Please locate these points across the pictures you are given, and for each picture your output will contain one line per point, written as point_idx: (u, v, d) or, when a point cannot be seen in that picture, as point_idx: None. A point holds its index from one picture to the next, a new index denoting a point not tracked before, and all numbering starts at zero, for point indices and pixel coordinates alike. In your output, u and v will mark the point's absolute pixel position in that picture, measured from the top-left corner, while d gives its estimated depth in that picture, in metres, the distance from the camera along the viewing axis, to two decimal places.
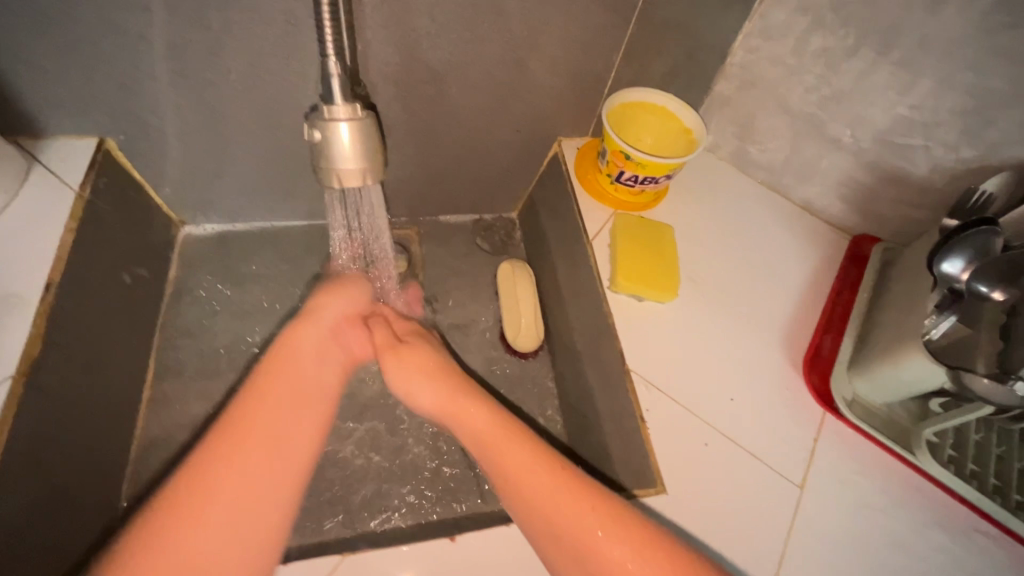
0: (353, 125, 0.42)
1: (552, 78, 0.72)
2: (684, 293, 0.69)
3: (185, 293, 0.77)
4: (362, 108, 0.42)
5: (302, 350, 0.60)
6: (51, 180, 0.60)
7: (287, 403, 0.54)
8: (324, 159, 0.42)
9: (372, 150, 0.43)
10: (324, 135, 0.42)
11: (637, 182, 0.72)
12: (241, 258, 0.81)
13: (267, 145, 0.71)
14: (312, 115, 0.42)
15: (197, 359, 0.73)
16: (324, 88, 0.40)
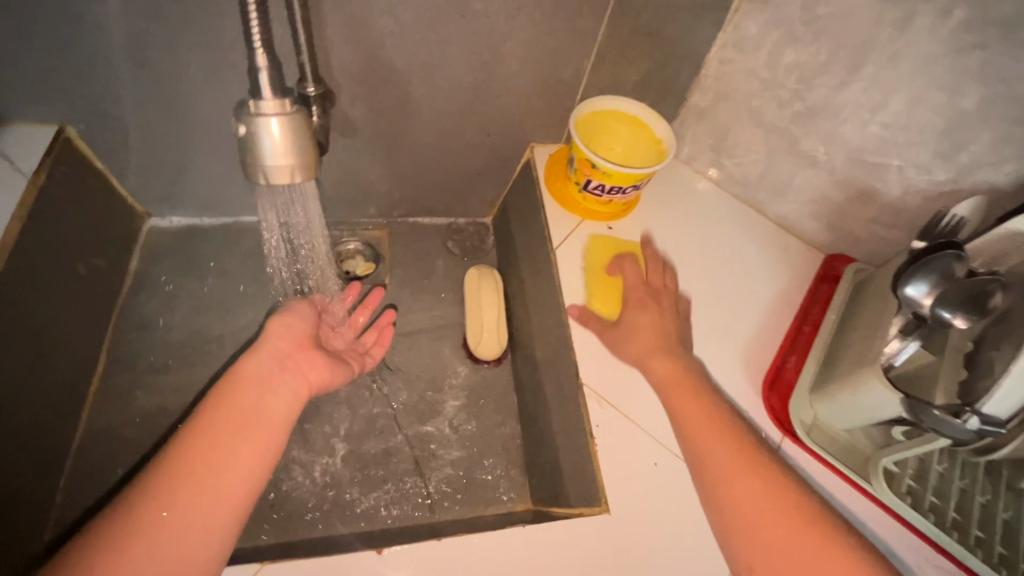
0: (283, 122, 0.40)
1: (522, 83, 0.71)
2: None
3: (146, 285, 0.77)
4: (294, 104, 0.41)
5: (252, 375, 0.51)
6: (5, 165, 0.60)
7: (240, 440, 0.47)
8: (251, 156, 0.40)
9: (303, 147, 0.42)
10: (249, 130, 0.40)
11: (603, 191, 0.70)
12: (206, 253, 0.80)
13: (231, 140, 0.70)
14: (240, 109, 0.40)
15: (150, 352, 0.72)
16: (252, 81, 0.39)
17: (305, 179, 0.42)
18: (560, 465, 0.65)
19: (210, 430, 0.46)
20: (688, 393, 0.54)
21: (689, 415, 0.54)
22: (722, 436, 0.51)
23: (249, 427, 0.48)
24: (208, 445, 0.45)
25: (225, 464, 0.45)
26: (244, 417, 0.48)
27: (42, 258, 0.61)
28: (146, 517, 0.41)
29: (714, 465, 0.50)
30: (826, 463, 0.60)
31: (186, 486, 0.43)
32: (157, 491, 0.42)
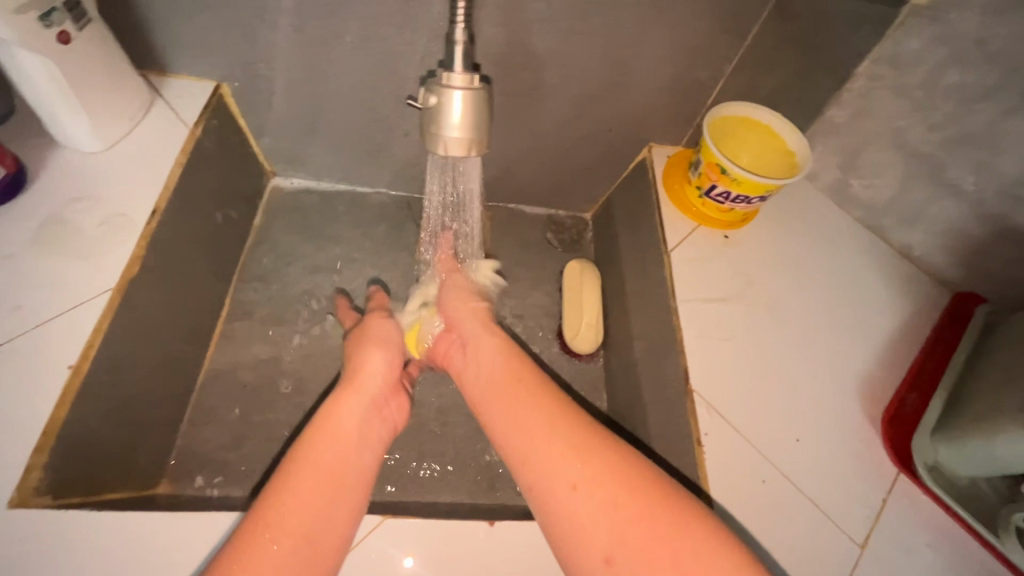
0: (468, 95, 0.42)
1: (655, 81, 0.69)
2: (760, 321, 0.66)
3: (266, 241, 0.80)
4: (479, 79, 0.42)
5: (347, 421, 0.52)
6: (169, 115, 0.64)
7: (331, 486, 0.46)
8: (435, 124, 0.43)
9: (481, 123, 0.43)
10: (437, 100, 0.42)
11: (728, 198, 0.68)
12: (322, 216, 0.84)
13: (362, 111, 0.72)
14: (431, 80, 0.43)
15: (266, 304, 0.76)
16: (448, 54, 0.41)
17: (476, 154, 0.44)
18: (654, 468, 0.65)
19: (302, 478, 0.46)
20: (504, 364, 0.57)
21: (498, 391, 0.55)
22: (536, 407, 0.50)
23: (337, 478, 0.47)
24: (301, 495, 0.45)
25: (319, 511, 0.44)
26: (331, 465, 0.48)
27: (189, 207, 0.64)
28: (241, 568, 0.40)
29: (520, 441, 0.49)
30: (945, 505, 0.58)
31: (280, 536, 0.42)
32: (250, 540, 0.41)
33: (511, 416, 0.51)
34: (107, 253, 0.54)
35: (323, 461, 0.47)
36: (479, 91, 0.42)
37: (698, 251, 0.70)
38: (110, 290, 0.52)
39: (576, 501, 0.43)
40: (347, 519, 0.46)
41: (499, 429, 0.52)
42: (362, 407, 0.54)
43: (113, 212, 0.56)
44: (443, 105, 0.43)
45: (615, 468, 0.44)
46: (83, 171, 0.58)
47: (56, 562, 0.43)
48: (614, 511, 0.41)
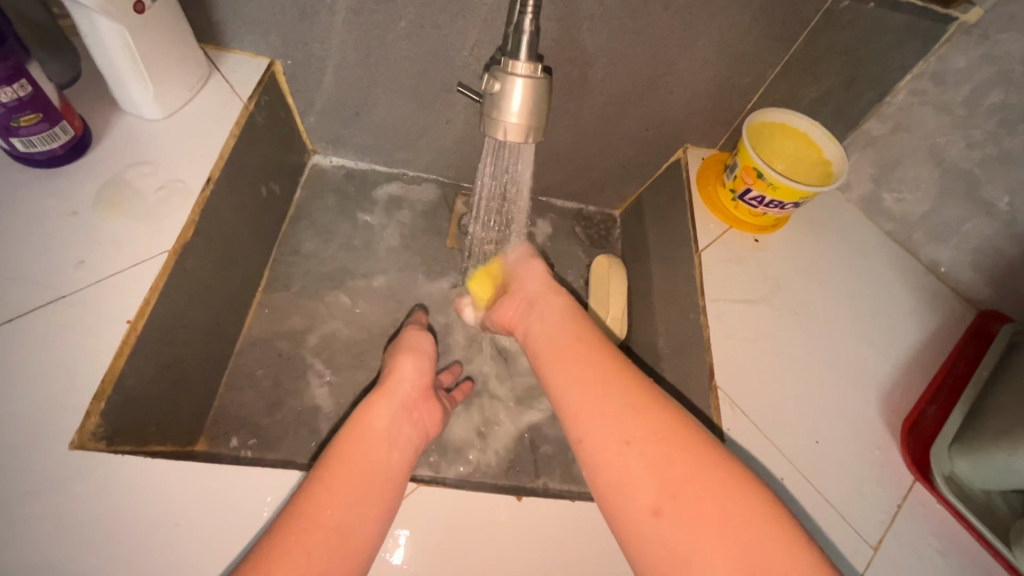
0: (529, 84, 0.44)
1: (697, 83, 0.71)
2: (786, 324, 0.67)
3: (303, 217, 0.83)
4: (541, 70, 0.45)
5: (377, 423, 0.55)
6: (225, 89, 0.66)
7: (357, 482, 0.49)
8: (495, 110, 0.45)
9: (539, 112, 0.46)
10: (500, 87, 0.45)
11: (761, 203, 0.69)
12: (359, 196, 0.86)
13: (408, 95, 0.74)
14: (494, 67, 0.45)
15: (302, 278, 0.78)
16: (512, 44, 0.44)
17: (532, 140, 0.47)
18: None
19: (333, 476, 0.49)
20: (568, 325, 0.61)
21: (557, 351, 0.58)
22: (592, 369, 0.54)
23: (364, 477, 0.49)
24: (330, 491, 0.47)
25: (346, 505, 0.47)
26: (360, 465, 0.50)
27: (239, 178, 0.67)
28: (278, 553, 0.42)
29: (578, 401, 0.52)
30: (958, 515, 0.59)
31: (310, 529, 0.44)
32: (285, 530, 0.44)
33: (570, 374, 0.55)
34: (165, 216, 0.57)
35: (354, 462, 0.50)
36: (540, 81, 0.44)
37: (728, 252, 0.71)
38: (166, 252, 0.55)
39: (635, 453, 0.46)
40: (371, 517, 0.48)
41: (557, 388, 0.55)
42: (393, 411, 0.57)
43: (171, 177, 0.59)
44: (504, 92, 0.45)
45: (666, 427, 0.47)
46: (143, 137, 0.61)
47: (109, 504, 0.46)
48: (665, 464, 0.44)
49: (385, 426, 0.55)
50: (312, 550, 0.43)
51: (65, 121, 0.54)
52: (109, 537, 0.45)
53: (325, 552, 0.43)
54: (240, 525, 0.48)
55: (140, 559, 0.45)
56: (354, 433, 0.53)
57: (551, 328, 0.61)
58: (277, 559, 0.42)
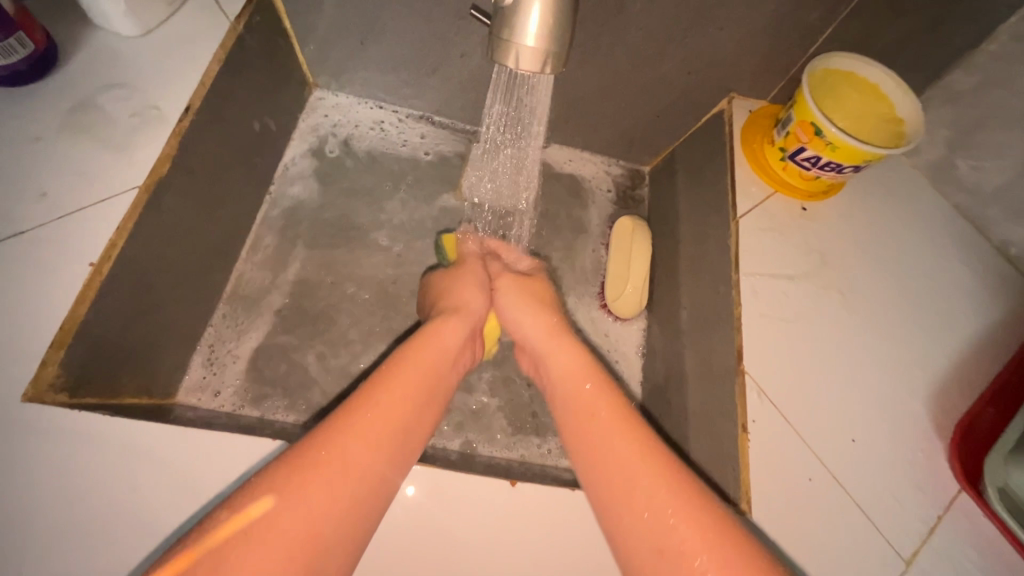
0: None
1: (755, 18, 0.60)
2: (830, 306, 0.59)
3: (302, 158, 0.75)
4: None
5: (447, 341, 0.54)
6: (210, 5, 0.59)
7: (415, 405, 0.47)
8: (506, 31, 0.37)
9: (558, 35, 0.37)
10: (513, 1, 0.37)
11: (816, 164, 0.60)
12: (364, 138, 0.78)
13: (418, 22, 0.65)
14: None
15: (298, 225, 0.72)
16: None
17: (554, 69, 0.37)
18: (691, 446, 0.62)
19: (402, 375, 0.48)
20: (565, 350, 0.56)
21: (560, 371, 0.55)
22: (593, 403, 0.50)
23: (450, 365, 0.52)
24: (421, 369, 0.49)
25: (394, 423, 0.44)
26: (446, 354, 0.53)
27: (227, 110, 0.60)
28: (371, 404, 0.44)
29: (595, 438, 0.47)
30: (1008, 532, 0.52)
31: (399, 390, 0.46)
32: (352, 412, 0.43)
33: (580, 404, 0.50)
34: (136, 147, 0.50)
35: (424, 369, 0.49)
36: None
37: (771, 221, 0.63)
38: (137, 188, 0.49)
39: (620, 476, 0.44)
40: (443, 407, 0.50)
41: (569, 426, 0.50)
42: (458, 335, 0.55)
43: (144, 103, 0.52)
44: (518, 9, 0.37)
45: (666, 475, 0.43)
46: (115, 56, 0.54)
47: (70, 466, 0.42)
48: (658, 511, 0.41)
49: (454, 350, 0.54)
50: (368, 446, 0.42)
51: (21, 31, 0.47)
52: (63, 503, 0.41)
53: (412, 421, 0.46)
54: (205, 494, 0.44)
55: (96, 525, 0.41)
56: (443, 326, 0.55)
57: (558, 365, 0.55)
58: (340, 435, 0.41)
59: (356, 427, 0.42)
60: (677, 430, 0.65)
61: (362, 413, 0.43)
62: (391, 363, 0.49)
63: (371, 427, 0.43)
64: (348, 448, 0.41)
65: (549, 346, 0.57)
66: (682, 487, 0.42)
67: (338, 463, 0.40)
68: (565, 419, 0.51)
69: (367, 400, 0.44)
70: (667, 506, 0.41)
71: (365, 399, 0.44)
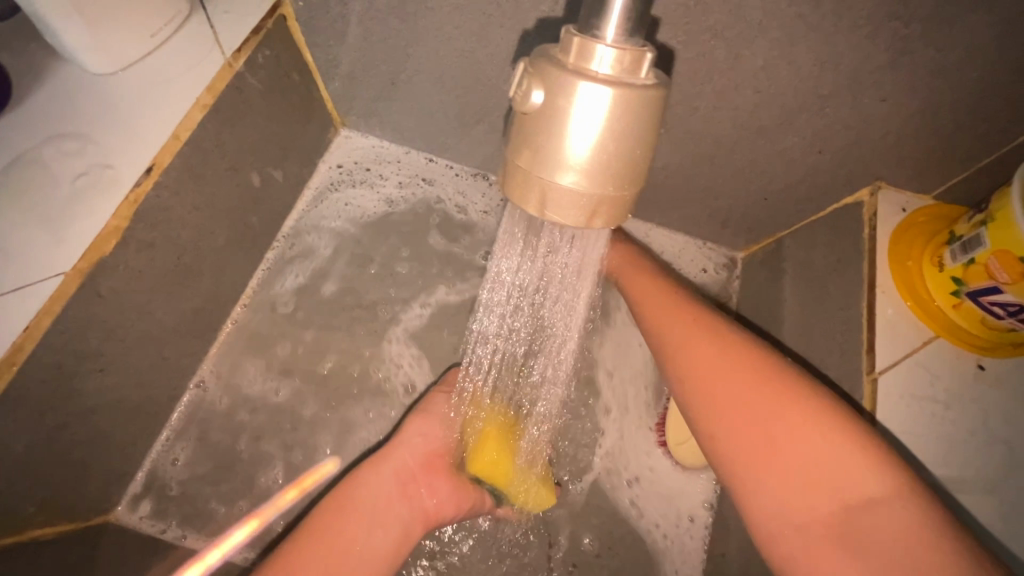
0: (616, 100, 0.25)
1: (941, 86, 0.40)
2: (1014, 538, 0.39)
3: (316, 215, 0.64)
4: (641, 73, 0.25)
5: (387, 474, 0.52)
6: (206, 35, 0.48)
7: (370, 523, 0.49)
8: (541, 148, 0.26)
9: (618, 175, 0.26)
10: (552, 102, 0.25)
11: (1012, 314, 0.40)
12: (391, 195, 0.66)
13: (461, 64, 0.51)
14: (548, 64, 0.26)
15: (298, 295, 0.60)
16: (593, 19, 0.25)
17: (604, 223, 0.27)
18: None
19: (337, 516, 0.49)
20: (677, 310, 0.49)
21: (679, 326, 0.48)
22: (714, 344, 0.44)
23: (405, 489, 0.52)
24: (371, 493, 0.51)
25: (345, 548, 0.47)
26: (398, 475, 0.52)
27: (213, 165, 0.49)
28: (314, 539, 0.47)
29: (749, 418, 0.39)
30: None
31: (340, 523, 0.48)
32: (285, 558, 0.45)
33: (679, 342, 0.47)
34: (75, 218, 0.40)
35: (360, 507, 0.50)
36: (640, 97, 0.25)
37: (928, 387, 0.43)
38: (63, 274, 0.38)
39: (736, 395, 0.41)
40: (406, 522, 0.51)
41: (697, 392, 0.43)
42: (393, 476, 0.52)
43: (97, 161, 0.42)
44: (558, 111, 0.26)
45: (817, 416, 0.37)
46: (79, 96, 0.44)
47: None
48: (849, 474, 0.35)
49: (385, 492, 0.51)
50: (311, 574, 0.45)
51: None
52: None
53: (359, 545, 0.48)
54: None
55: None
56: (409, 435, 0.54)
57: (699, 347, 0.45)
58: None
59: (299, 558, 0.45)
60: None
61: (297, 553, 0.46)
62: (330, 507, 0.49)
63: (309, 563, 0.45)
64: None
65: (681, 334, 0.47)
66: (892, 488, 0.34)
67: None
68: (704, 403, 0.42)
69: (320, 524, 0.48)
70: (871, 480, 0.34)
71: (314, 526, 0.48)
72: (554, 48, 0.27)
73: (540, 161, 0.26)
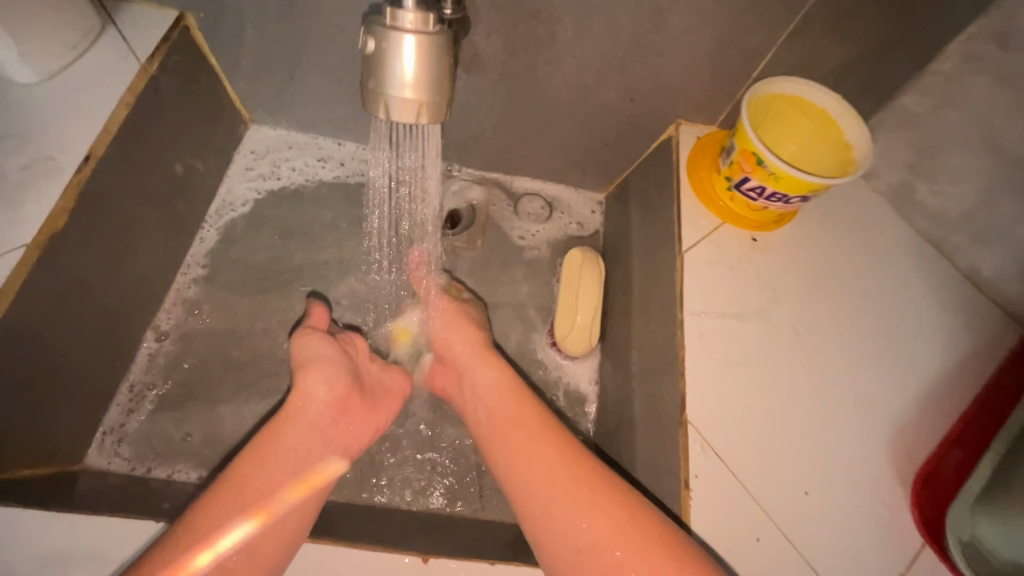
0: (421, 40, 0.35)
1: (692, 42, 0.57)
2: (783, 344, 0.55)
3: (246, 194, 0.73)
4: (435, 22, 0.36)
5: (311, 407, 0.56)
6: (120, 47, 0.56)
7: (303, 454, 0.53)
8: (378, 78, 0.36)
9: (436, 83, 0.36)
10: (381, 46, 0.36)
11: (761, 194, 0.57)
12: (315, 175, 0.76)
13: (347, 55, 0.62)
14: (373, 22, 0.36)
15: (230, 268, 0.69)
16: None
17: (432, 120, 0.38)
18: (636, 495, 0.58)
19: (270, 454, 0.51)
20: (517, 407, 0.57)
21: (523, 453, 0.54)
22: (554, 480, 0.51)
23: (328, 436, 0.55)
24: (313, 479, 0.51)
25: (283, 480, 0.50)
26: (316, 423, 0.55)
27: (140, 155, 0.57)
28: (254, 472, 0.49)
29: (534, 476, 0.52)
30: None
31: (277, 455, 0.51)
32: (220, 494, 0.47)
33: (536, 478, 0.51)
34: (27, 202, 0.47)
35: (292, 445, 0.52)
36: (435, 37, 0.36)
37: (719, 254, 0.59)
38: (24, 246, 0.46)
39: (580, 528, 0.47)
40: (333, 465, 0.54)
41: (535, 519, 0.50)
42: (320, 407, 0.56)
43: (39, 154, 0.49)
44: (386, 51, 0.36)
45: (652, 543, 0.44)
46: (11, 105, 0.51)
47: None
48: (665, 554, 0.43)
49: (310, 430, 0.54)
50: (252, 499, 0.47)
51: None
52: None
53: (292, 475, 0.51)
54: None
55: None
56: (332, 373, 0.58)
57: (508, 408, 0.57)
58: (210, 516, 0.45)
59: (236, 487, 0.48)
60: (628, 479, 0.60)
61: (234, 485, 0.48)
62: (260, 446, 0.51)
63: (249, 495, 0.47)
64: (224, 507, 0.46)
65: (542, 469, 0.52)
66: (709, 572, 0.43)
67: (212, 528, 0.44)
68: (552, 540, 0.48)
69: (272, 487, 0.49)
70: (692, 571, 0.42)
71: (255, 479, 0.49)
72: (377, 14, 0.37)
73: (382, 87, 0.36)
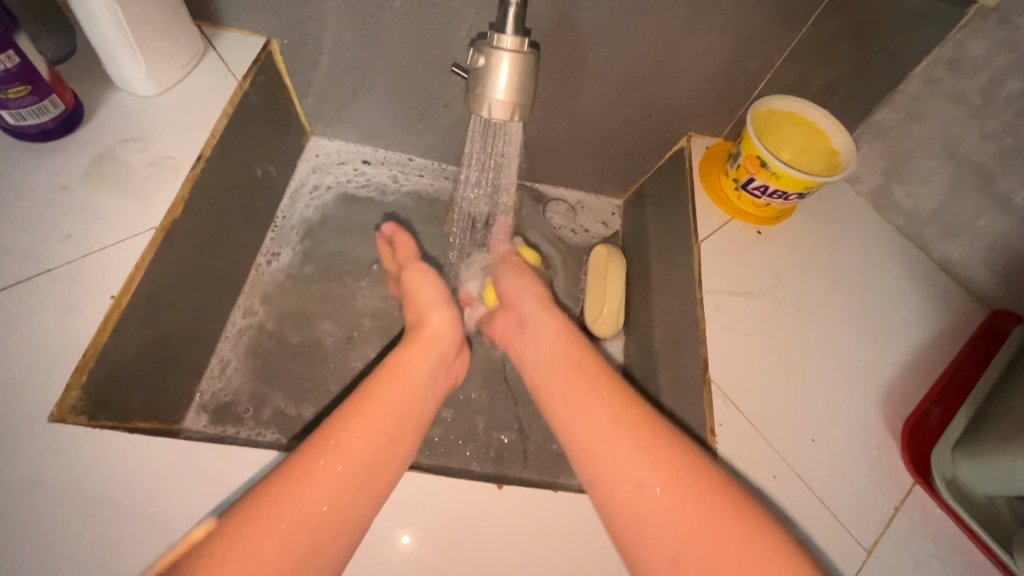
0: (516, 59, 0.46)
1: (703, 67, 0.68)
2: (786, 317, 0.65)
3: (319, 200, 0.85)
4: (527, 45, 0.47)
5: (414, 376, 0.55)
6: (219, 68, 0.65)
7: (381, 443, 0.48)
8: (482, 86, 0.47)
9: (525, 90, 0.47)
10: (487, 63, 0.47)
11: (765, 193, 0.67)
12: (382, 187, 0.88)
13: (405, 77, 0.72)
14: (481, 42, 0.47)
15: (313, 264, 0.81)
16: (499, 19, 0.46)
17: (520, 119, 0.49)
18: None
19: (355, 430, 0.48)
20: (563, 346, 0.59)
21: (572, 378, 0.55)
22: (605, 411, 0.51)
23: (402, 418, 0.51)
24: (376, 466, 0.47)
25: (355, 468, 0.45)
26: (408, 395, 0.53)
27: (231, 158, 0.66)
28: (334, 453, 0.45)
29: (596, 429, 0.50)
30: (958, 520, 0.57)
31: (361, 435, 0.47)
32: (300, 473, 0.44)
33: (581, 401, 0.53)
34: (152, 192, 0.56)
35: (383, 418, 0.49)
36: (528, 56, 0.46)
37: (728, 244, 0.69)
38: (152, 229, 0.54)
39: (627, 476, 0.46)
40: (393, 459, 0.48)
41: (582, 434, 0.51)
42: (425, 366, 0.57)
43: (160, 153, 0.58)
44: (490, 67, 0.47)
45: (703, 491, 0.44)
46: (133, 113, 0.60)
47: (65, 454, 0.46)
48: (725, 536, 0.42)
49: (400, 403, 0.51)
50: (325, 487, 0.43)
51: (55, 95, 0.53)
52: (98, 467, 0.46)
53: (369, 461, 0.46)
54: (200, 501, 0.48)
55: (102, 501, 0.46)
56: (346, 432, 0.47)
57: (561, 352, 0.58)
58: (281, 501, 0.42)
59: (320, 467, 0.44)
60: None
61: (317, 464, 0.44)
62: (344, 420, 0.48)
63: (325, 485, 0.43)
64: (299, 497, 0.42)
65: (590, 387, 0.53)
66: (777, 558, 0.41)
67: (281, 521, 0.41)
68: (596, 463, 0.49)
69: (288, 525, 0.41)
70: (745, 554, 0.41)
71: None
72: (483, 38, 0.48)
73: (486, 92, 0.47)
